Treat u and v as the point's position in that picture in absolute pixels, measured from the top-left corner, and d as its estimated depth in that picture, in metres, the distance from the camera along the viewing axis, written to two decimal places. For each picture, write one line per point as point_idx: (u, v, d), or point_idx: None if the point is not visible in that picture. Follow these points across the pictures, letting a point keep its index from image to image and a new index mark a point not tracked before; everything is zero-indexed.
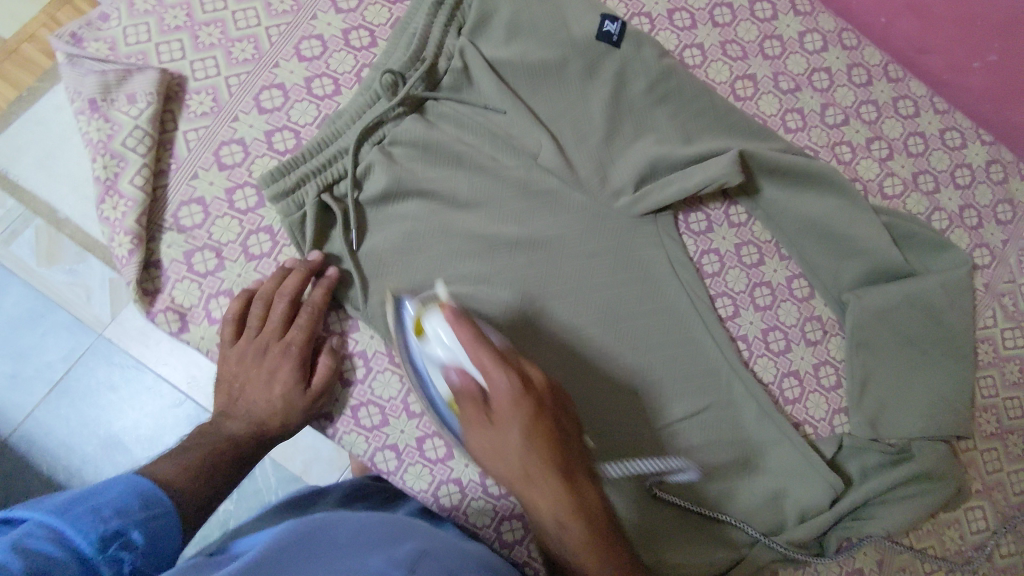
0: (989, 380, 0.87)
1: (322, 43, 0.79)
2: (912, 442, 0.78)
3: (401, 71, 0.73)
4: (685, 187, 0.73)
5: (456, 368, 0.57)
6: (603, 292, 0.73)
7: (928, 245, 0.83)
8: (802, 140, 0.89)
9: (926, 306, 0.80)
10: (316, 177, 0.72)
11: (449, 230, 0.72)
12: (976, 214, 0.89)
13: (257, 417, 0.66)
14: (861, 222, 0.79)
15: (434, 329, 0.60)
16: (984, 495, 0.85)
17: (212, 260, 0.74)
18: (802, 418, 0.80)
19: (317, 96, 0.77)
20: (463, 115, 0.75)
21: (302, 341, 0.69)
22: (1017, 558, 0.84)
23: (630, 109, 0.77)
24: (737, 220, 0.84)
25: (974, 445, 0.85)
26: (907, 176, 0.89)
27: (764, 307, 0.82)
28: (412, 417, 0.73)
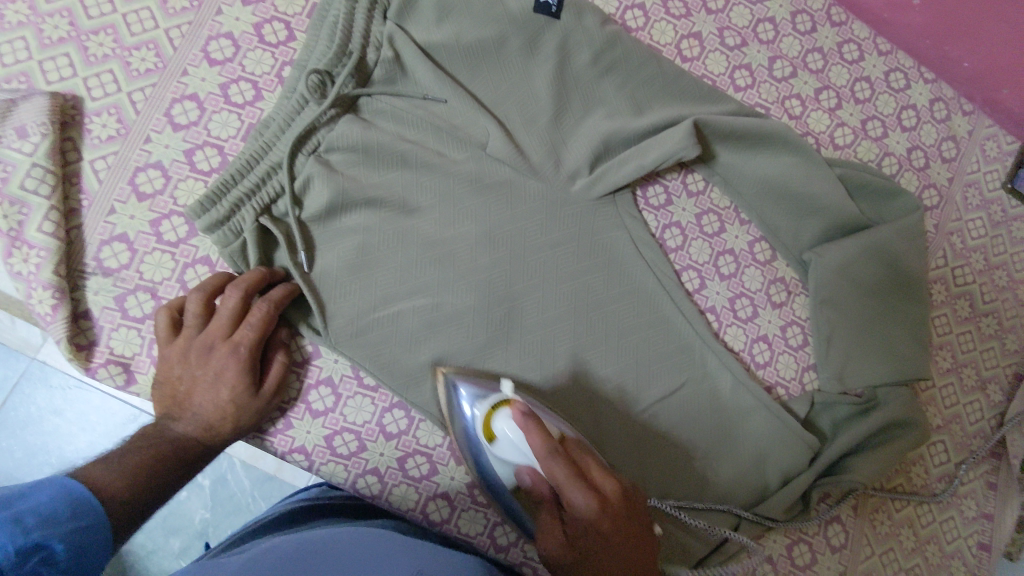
0: (943, 318, 0.88)
1: (233, 43, 0.71)
2: (878, 391, 0.78)
3: (327, 69, 0.67)
4: (643, 164, 0.71)
5: (530, 473, 0.57)
6: (571, 282, 0.71)
7: (881, 193, 0.82)
8: (752, 98, 0.86)
9: (886, 256, 0.79)
10: (250, 201, 0.65)
11: (404, 238, 0.67)
12: (923, 155, 0.90)
13: (202, 421, 0.61)
14: (819, 179, 0.77)
15: (509, 432, 0.58)
16: (944, 430, 0.86)
17: (148, 302, 0.67)
18: (773, 380, 0.81)
19: (236, 104, 0.71)
20: (401, 109, 0.70)
21: (256, 341, 0.62)
22: (975, 484, 0.86)
23: (577, 84, 0.72)
24: (695, 189, 0.82)
25: (933, 383, 0.86)
26: (857, 124, 0.88)
27: (729, 275, 0.81)
28: (390, 438, 0.69)
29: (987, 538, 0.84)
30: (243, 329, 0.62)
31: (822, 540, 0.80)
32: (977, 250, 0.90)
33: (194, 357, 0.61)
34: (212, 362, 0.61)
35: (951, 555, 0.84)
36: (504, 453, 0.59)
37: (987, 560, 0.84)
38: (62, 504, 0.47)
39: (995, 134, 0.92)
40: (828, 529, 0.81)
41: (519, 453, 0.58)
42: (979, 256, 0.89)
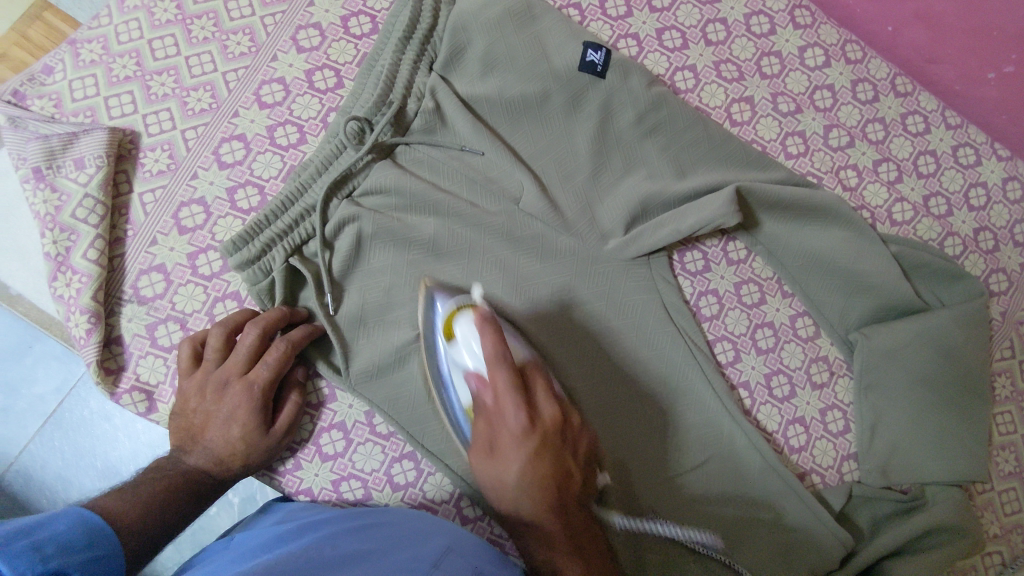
0: (1006, 415, 0.81)
1: (284, 86, 0.78)
2: (926, 489, 0.75)
3: (366, 117, 0.74)
4: (682, 228, 0.74)
5: (477, 378, 0.59)
6: (602, 340, 0.74)
7: (942, 274, 0.81)
8: (804, 166, 0.86)
9: (943, 346, 0.76)
10: (281, 241, 0.71)
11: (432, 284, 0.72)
12: (992, 236, 0.85)
13: (215, 455, 0.64)
14: (868, 256, 0.78)
15: (467, 333, 0.63)
16: (1002, 540, 0.78)
17: (176, 333, 0.72)
18: (808, 467, 0.78)
19: (281, 146, 0.77)
20: (436, 158, 0.77)
21: (270, 380, 0.66)
22: None
23: (618, 142, 0.78)
24: (736, 257, 0.83)
25: (991, 486, 0.79)
26: (918, 200, 0.86)
27: (767, 350, 0.81)
28: (396, 490, 0.71)
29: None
30: (258, 367, 0.66)
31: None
32: None
33: (210, 393, 0.65)
34: (225, 399, 0.64)
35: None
36: (463, 353, 0.63)
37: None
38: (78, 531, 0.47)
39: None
40: None
41: (474, 360, 0.62)
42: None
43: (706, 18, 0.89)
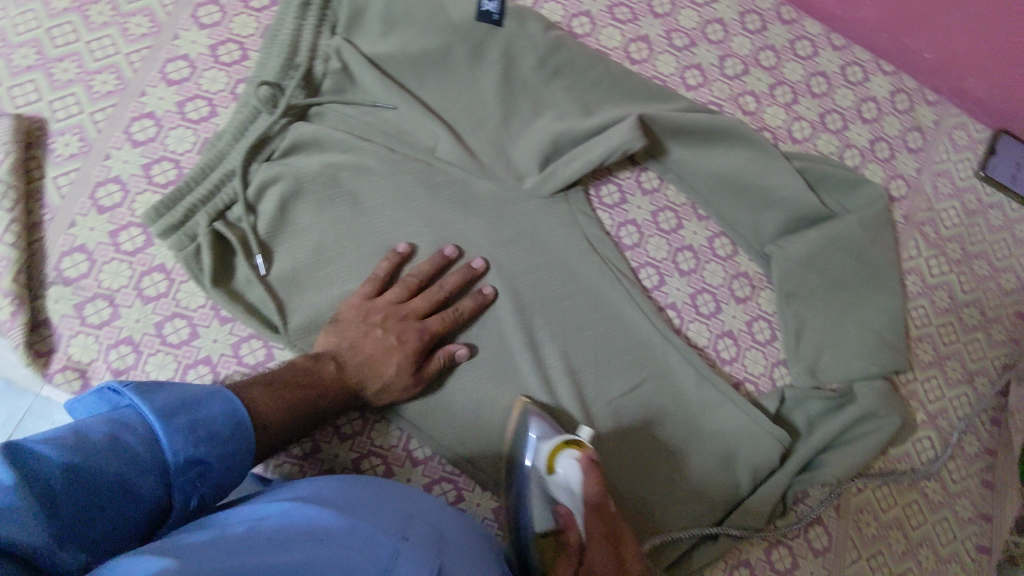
0: (921, 310, 0.86)
1: (188, 64, 0.82)
2: (855, 385, 0.80)
3: (276, 82, 0.79)
4: (593, 157, 0.81)
5: (567, 514, 0.65)
6: (532, 276, 0.80)
7: (842, 183, 0.87)
8: (704, 96, 0.90)
9: (849, 247, 0.83)
10: (204, 207, 0.76)
11: (359, 236, 0.79)
12: (887, 146, 0.91)
13: (358, 368, 0.71)
14: (774, 172, 0.85)
15: (570, 469, 0.66)
16: (930, 425, 0.83)
17: (106, 309, 0.76)
18: (742, 376, 0.83)
19: (192, 120, 0.80)
20: (350, 115, 0.82)
21: (439, 331, 0.74)
22: (965, 482, 0.82)
23: (523, 87, 0.85)
24: (649, 186, 0.88)
25: (914, 376, 0.84)
26: (815, 117, 0.91)
27: (689, 271, 0.86)
28: (343, 440, 0.78)
29: (986, 541, 0.81)
30: (417, 300, 0.75)
31: (802, 543, 0.78)
32: (952, 240, 0.89)
33: (389, 318, 0.73)
34: (395, 323, 0.73)
35: (948, 559, 0.79)
36: (561, 484, 0.67)
37: (988, 563, 0.80)
38: (202, 413, 0.56)
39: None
40: (808, 529, 0.78)
41: (568, 496, 0.66)
42: (955, 245, 0.89)
43: None
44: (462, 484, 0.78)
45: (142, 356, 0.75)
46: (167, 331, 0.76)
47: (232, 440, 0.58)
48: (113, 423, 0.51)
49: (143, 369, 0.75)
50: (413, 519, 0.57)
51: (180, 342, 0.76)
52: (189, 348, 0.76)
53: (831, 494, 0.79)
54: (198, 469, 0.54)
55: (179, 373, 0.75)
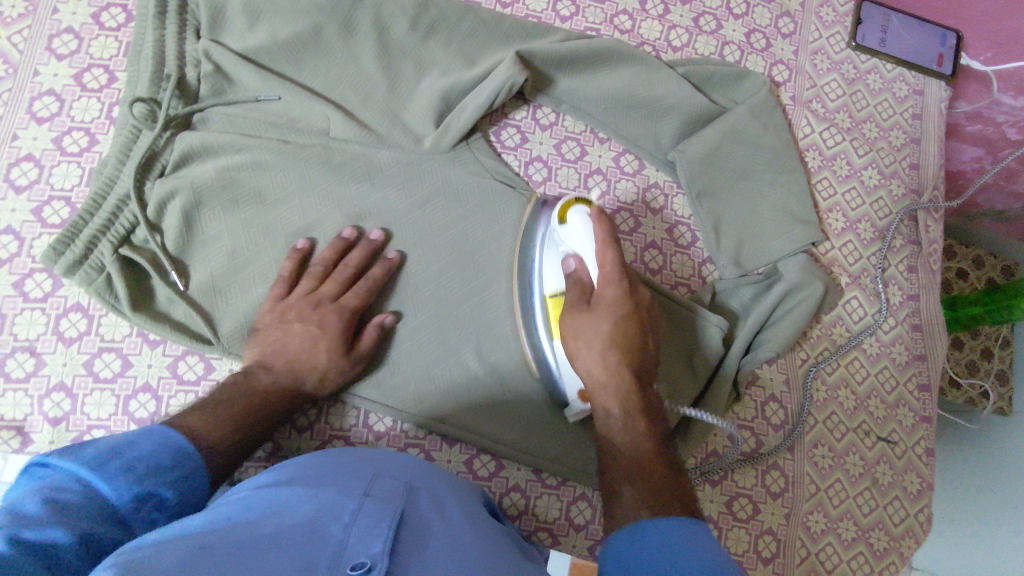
0: (825, 181, 0.93)
1: (57, 98, 0.76)
2: (778, 266, 0.84)
3: (151, 96, 0.73)
4: (481, 102, 0.77)
5: (575, 256, 0.68)
6: (450, 233, 0.76)
7: (730, 79, 0.90)
8: (580, 24, 0.92)
9: (742, 137, 0.87)
10: (105, 236, 0.70)
11: (271, 232, 0.72)
12: (762, 36, 0.97)
13: (288, 374, 0.65)
14: (659, 81, 0.85)
15: (581, 223, 0.68)
16: (854, 286, 0.90)
17: (29, 360, 0.69)
18: (673, 281, 0.85)
19: (73, 153, 0.75)
20: (236, 114, 0.76)
21: (359, 307, 0.69)
22: (897, 330, 0.90)
23: (402, 51, 0.80)
24: (547, 121, 0.87)
25: (831, 245, 0.91)
26: (689, 23, 0.95)
27: (602, 194, 0.86)
28: (303, 431, 0.71)
29: (925, 379, 0.89)
30: (329, 285, 0.70)
31: (762, 420, 0.82)
32: (838, 111, 0.97)
33: (302, 310, 0.67)
34: (311, 314, 0.67)
35: (897, 404, 0.87)
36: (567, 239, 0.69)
37: (931, 399, 0.89)
38: (135, 451, 0.51)
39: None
40: (766, 406, 0.82)
41: (570, 246, 0.69)
42: (844, 115, 0.97)
43: None
44: (429, 445, 0.72)
45: (79, 399, 0.68)
46: (98, 368, 0.69)
47: (181, 465, 0.53)
48: (43, 488, 0.45)
49: (83, 412, 0.68)
50: (377, 479, 0.52)
51: (113, 377, 0.69)
52: (123, 381, 0.69)
53: (778, 370, 0.84)
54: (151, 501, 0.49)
55: (121, 407, 0.68)
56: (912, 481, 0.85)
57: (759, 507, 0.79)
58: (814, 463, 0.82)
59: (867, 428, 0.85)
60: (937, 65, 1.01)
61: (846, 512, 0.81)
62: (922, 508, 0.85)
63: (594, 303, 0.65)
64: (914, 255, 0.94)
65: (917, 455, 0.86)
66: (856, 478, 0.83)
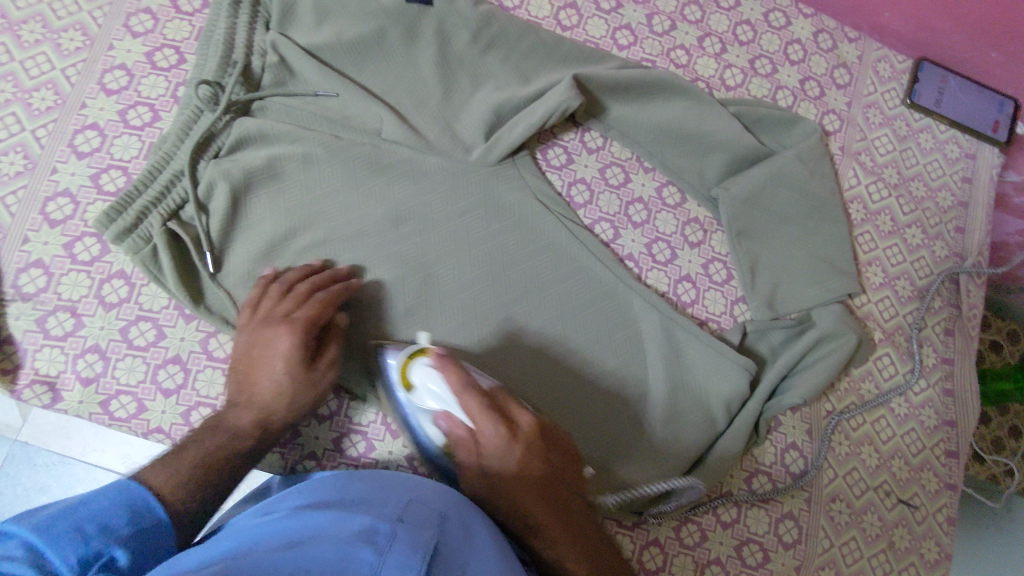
0: (867, 234, 0.92)
1: (127, 72, 0.79)
2: (811, 312, 0.83)
3: (216, 80, 0.76)
4: (533, 120, 0.79)
5: (445, 417, 0.61)
6: (487, 244, 0.77)
7: (780, 122, 0.90)
8: (637, 54, 0.93)
9: (790, 180, 0.86)
10: (156, 208, 0.72)
11: (315, 221, 0.74)
12: (816, 84, 0.97)
13: (261, 410, 0.62)
14: (710, 117, 0.85)
15: (423, 382, 0.63)
16: (887, 342, 0.89)
17: (68, 320, 0.72)
18: (704, 316, 0.84)
19: (136, 126, 0.78)
20: (293, 105, 0.78)
21: (314, 319, 0.66)
22: (928, 393, 0.88)
23: (461, 63, 0.81)
24: (594, 145, 0.88)
25: (867, 299, 0.90)
26: (745, 64, 0.95)
27: (642, 223, 0.86)
28: (322, 420, 0.74)
29: (953, 446, 0.87)
30: (303, 308, 0.67)
31: (781, 468, 0.81)
32: (887, 167, 0.96)
33: (258, 333, 0.65)
34: (264, 332, 0.65)
35: (921, 468, 0.85)
36: (421, 401, 0.64)
37: (958, 466, 0.86)
38: (85, 510, 0.45)
39: (885, 55, 1.01)
40: (785, 455, 0.81)
41: (438, 400, 0.63)
42: (892, 171, 0.96)
43: None
44: None
45: (111, 362, 0.71)
46: (133, 335, 0.72)
47: (139, 522, 0.47)
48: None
49: (114, 376, 0.71)
50: (412, 506, 0.49)
51: (146, 345, 0.72)
52: (156, 350, 0.72)
53: (800, 419, 0.83)
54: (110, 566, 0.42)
55: (150, 375, 0.71)
56: (931, 549, 0.82)
57: (769, 555, 0.77)
58: (831, 517, 0.80)
59: (889, 489, 0.83)
60: (992, 131, 1.00)
61: (859, 572, 0.79)
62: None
63: (483, 460, 0.59)
64: (952, 318, 0.93)
65: (938, 523, 0.83)
66: (873, 538, 0.81)
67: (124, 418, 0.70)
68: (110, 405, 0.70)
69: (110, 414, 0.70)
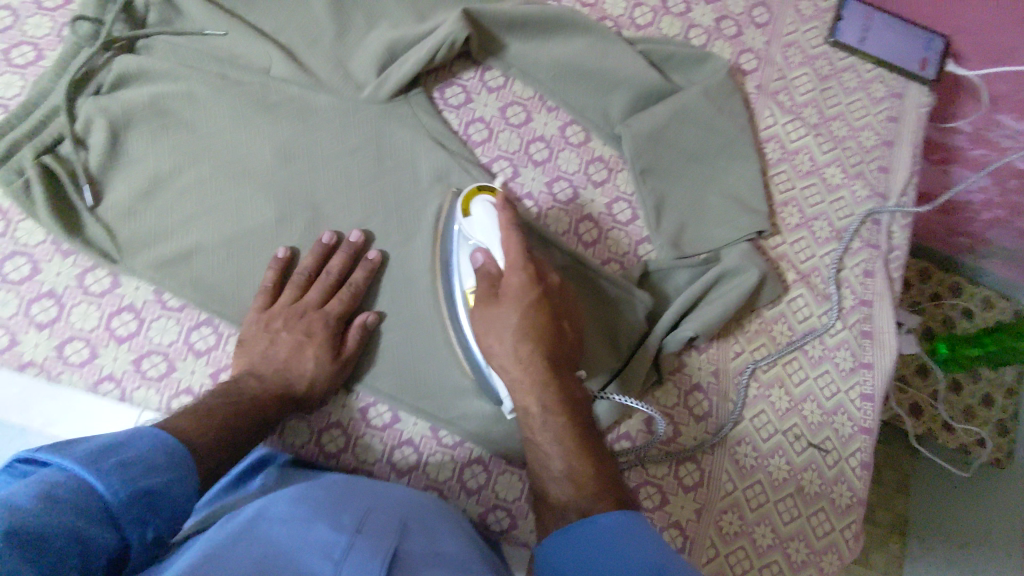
0: (782, 174, 0.95)
1: (13, 14, 0.83)
2: (721, 251, 0.86)
3: (98, 18, 0.81)
4: (421, 56, 0.81)
5: (484, 253, 0.71)
6: (374, 182, 0.80)
7: (690, 60, 0.92)
8: None
9: (695, 118, 0.88)
10: (32, 142, 0.77)
11: (194, 156, 0.79)
12: (733, 24, 0.98)
13: (278, 376, 0.70)
14: (609, 55, 0.87)
15: (483, 212, 0.72)
16: (801, 284, 0.92)
17: None
18: (606, 256, 0.86)
19: (19, 65, 0.82)
20: (177, 43, 0.82)
21: (341, 314, 0.74)
22: (844, 334, 0.91)
23: (355, 2, 0.85)
24: (495, 85, 0.89)
25: (782, 240, 0.93)
26: (656, 2, 0.97)
27: (543, 161, 0.87)
28: (199, 355, 0.76)
29: (869, 389, 0.88)
30: (332, 303, 0.74)
31: (682, 411, 0.85)
32: (807, 105, 0.98)
33: (290, 321, 0.73)
34: (296, 322, 0.73)
35: (835, 412, 0.87)
36: (473, 227, 0.72)
37: (874, 410, 0.88)
38: (130, 449, 0.50)
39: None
40: (689, 397, 0.85)
41: (483, 233, 0.72)
42: (812, 110, 0.98)
43: None
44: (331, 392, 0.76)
45: None
46: (9, 269, 0.78)
47: (173, 466, 0.52)
48: (36, 483, 0.44)
49: None
50: (371, 512, 0.53)
51: (21, 279, 0.78)
52: (31, 284, 0.78)
53: (705, 360, 0.87)
54: (145, 499, 0.48)
55: (24, 307, 0.77)
56: (841, 494, 0.84)
57: (667, 498, 0.81)
58: (734, 460, 0.83)
59: (799, 432, 0.86)
60: (919, 69, 1.00)
61: (764, 516, 0.82)
62: (850, 524, 0.83)
63: (502, 301, 0.67)
64: (872, 258, 0.94)
65: (851, 468, 0.85)
66: (778, 483, 0.83)
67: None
68: None
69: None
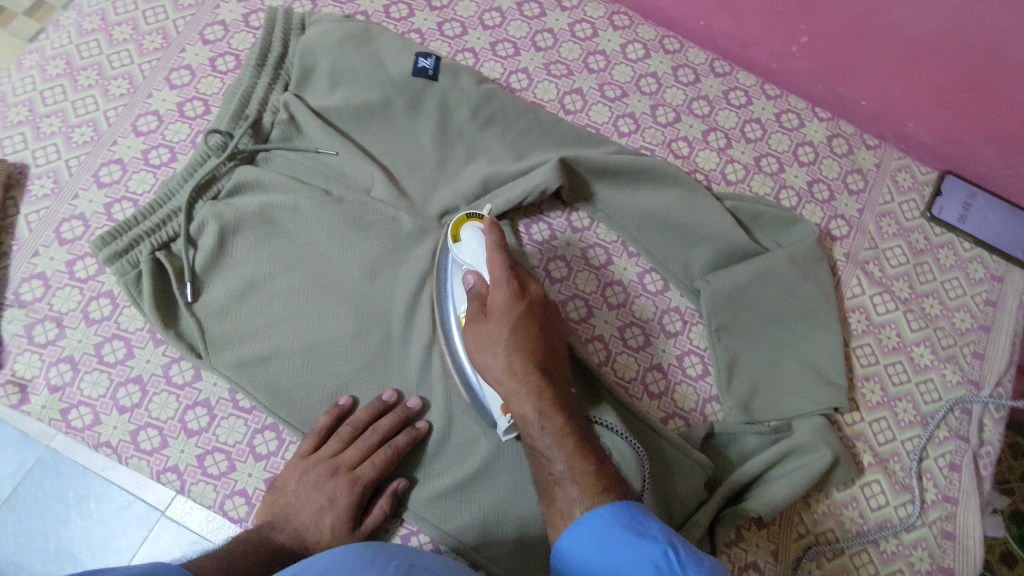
0: (867, 348, 0.91)
1: (157, 118, 0.95)
2: (792, 422, 0.83)
3: (228, 131, 0.89)
4: (511, 197, 0.88)
5: (474, 273, 0.76)
6: None
7: (776, 222, 0.93)
8: (637, 141, 1.00)
9: (779, 283, 0.87)
10: (148, 239, 0.84)
11: (289, 266, 0.84)
12: (826, 187, 0.99)
13: (295, 536, 0.72)
14: (696, 209, 0.89)
15: (472, 236, 0.77)
16: (878, 468, 0.85)
17: (52, 330, 0.85)
18: (671, 410, 0.85)
19: (153, 165, 0.93)
20: (293, 159, 0.91)
21: (372, 479, 0.75)
22: (923, 531, 0.82)
23: (460, 134, 0.93)
24: (580, 225, 0.93)
25: (859, 418, 0.87)
26: (748, 161, 1.00)
27: (617, 305, 0.89)
28: (259, 459, 0.80)
29: None
30: (365, 466, 0.75)
31: None
32: (898, 278, 0.96)
33: (321, 477, 0.74)
34: (326, 481, 0.74)
35: None
36: (463, 248, 0.78)
37: None
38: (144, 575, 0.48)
39: (907, 165, 1.02)
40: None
41: (473, 256, 0.77)
42: (902, 284, 0.95)
43: (533, 31, 1.06)
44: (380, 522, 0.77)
45: (79, 374, 0.83)
46: (105, 351, 0.84)
47: None
48: None
49: (78, 387, 0.82)
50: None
51: (114, 361, 0.83)
52: (122, 367, 0.83)
53: (767, 538, 0.80)
54: None
55: (110, 390, 0.82)
56: None
57: None
58: None
59: None
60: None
61: None
62: None
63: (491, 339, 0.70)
64: (958, 451, 0.87)
65: None
66: None
67: (79, 427, 0.80)
68: (69, 414, 0.81)
69: (68, 422, 0.81)
